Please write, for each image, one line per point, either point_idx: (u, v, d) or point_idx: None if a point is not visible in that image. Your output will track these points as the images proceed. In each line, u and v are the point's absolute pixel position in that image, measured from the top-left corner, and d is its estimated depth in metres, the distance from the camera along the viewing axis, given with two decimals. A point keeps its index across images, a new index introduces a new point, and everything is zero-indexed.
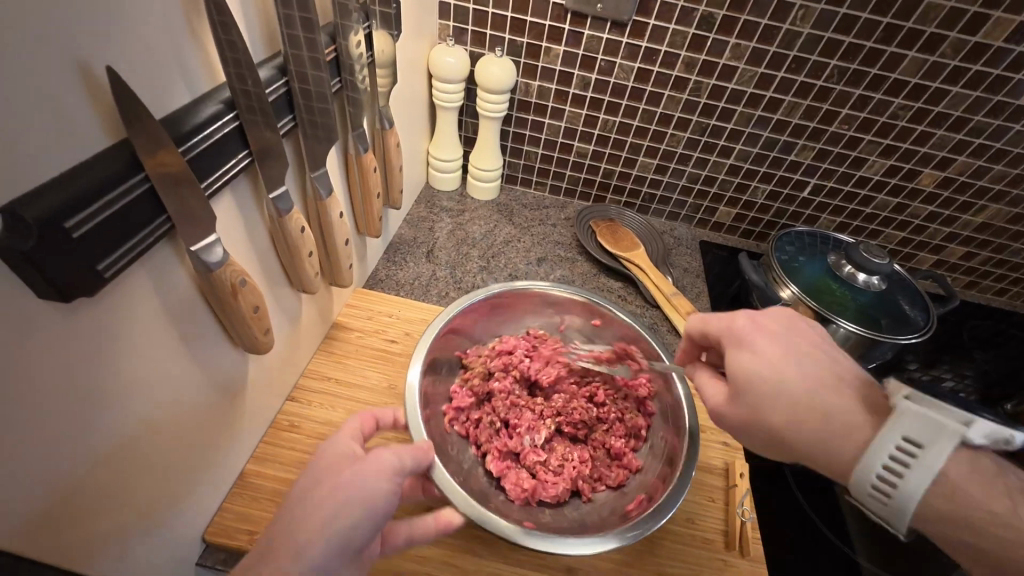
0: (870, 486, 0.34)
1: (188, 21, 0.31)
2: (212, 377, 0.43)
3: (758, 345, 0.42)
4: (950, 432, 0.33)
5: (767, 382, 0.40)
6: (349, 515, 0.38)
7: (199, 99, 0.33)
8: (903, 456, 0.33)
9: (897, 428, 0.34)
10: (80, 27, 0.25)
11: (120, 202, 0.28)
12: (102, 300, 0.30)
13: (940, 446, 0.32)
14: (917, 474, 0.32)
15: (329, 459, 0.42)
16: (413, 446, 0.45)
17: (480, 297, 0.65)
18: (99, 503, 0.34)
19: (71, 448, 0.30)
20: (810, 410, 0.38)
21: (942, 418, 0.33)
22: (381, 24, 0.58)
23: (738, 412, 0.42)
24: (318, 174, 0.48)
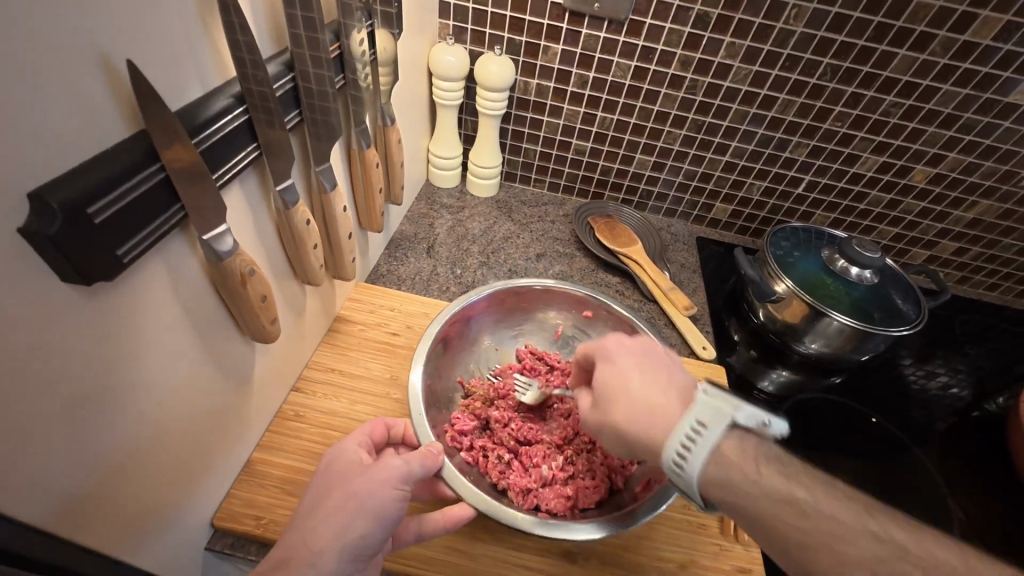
0: (671, 461, 0.38)
1: (201, 17, 0.32)
2: (221, 367, 0.44)
3: (616, 359, 0.46)
4: (723, 416, 0.37)
5: (619, 388, 0.43)
6: (363, 521, 0.41)
7: (210, 93, 0.34)
8: (693, 435, 0.37)
9: (694, 414, 0.38)
10: (101, 23, 0.26)
11: (138, 190, 0.29)
12: (120, 287, 0.31)
13: (718, 427, 0.37)
14: (699, 448, 0.37)
15: (342, 469, 0.44)
16: (420, 452, 0.47)
17: (480, 296, 0.67)
18: (116, 489, 0.35)
19: (90, 436, 0.32)
20: (646, 409, 0.41)
21: (722, 403, 0.38)
22: (382, 23, 0.59)
23: (596, 416, 0.45)
24: (323, 168, 0.49)
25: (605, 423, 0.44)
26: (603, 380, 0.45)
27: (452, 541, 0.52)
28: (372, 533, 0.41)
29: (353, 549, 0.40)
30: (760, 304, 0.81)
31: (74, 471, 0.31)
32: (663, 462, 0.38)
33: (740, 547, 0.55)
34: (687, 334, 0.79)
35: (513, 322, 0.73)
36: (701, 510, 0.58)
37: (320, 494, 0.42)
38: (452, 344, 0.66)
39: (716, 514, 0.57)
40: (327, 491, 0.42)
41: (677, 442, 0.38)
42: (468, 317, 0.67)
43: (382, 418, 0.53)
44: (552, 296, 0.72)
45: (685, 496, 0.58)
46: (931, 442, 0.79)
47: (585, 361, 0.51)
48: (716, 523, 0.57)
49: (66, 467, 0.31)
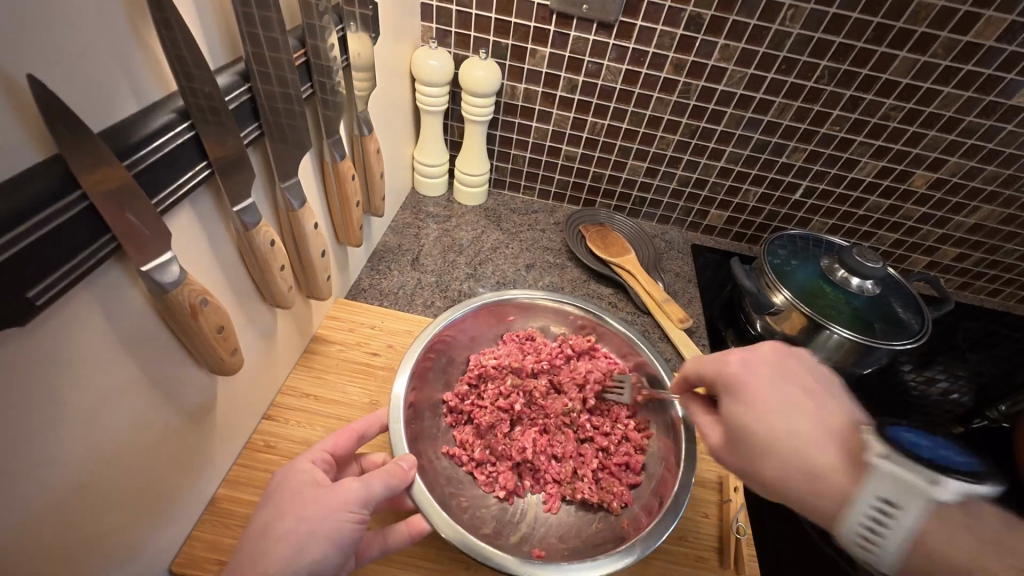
0: (856, 537, 0.33)
1: (133, 22, 0.29)
2: (176, 402, 0.40)
3: (744, 387, 0.40)
4: (916, 493, 0.31)
5: (792, 439, 0.36)
6: (317, 545, 0.38)
7: (148, 108, 0.31)
8: (880, 517, 0.32)
9: (872, 486, 0.32)
10: (4, 35, 0.22)
11: (53, 222, 0.26)
12: (38, 333, 0.27)
13: (912, 509, 0.31)
14: (893, 536, 0.31)
15: (294, 488, 0.41)
16: (387, 470, 0.44)
17: (470, 308, 0.63)
18: (43, 536, 0.31)
19: (6, 483, 0.28)
20: (805, 473, 0.35)
21: (913, 478, 0.31)
22: (359, 26, 0.55)
23: (736, 457, 0.40)
24: (289, 184, 0.46)
25: (751, 468, 0.38)
26: (741, 421, 0.39)
27: None
28: (326, 561, 0.38)
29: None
30: (758, 316, 0.78)
31: None
32: (843, 533, 0.33)
33: None
34: (682, 349, 0.76)
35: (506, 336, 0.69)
36: (699, 542, 0.54)
37: (272, 517, 0.39)
38: (443, 348, 0.63)
39: (715, 546, 0.54)
40: (278, 513, 0.39)
41: (857, 524, 0.33)
42: (459, 327, 0.64)
43: (354, 425, 0.50)
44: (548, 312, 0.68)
45: (681, 526, 0.55)
46: None
47: (695, 375, 0.46)
48: (715, 556, 0.54)
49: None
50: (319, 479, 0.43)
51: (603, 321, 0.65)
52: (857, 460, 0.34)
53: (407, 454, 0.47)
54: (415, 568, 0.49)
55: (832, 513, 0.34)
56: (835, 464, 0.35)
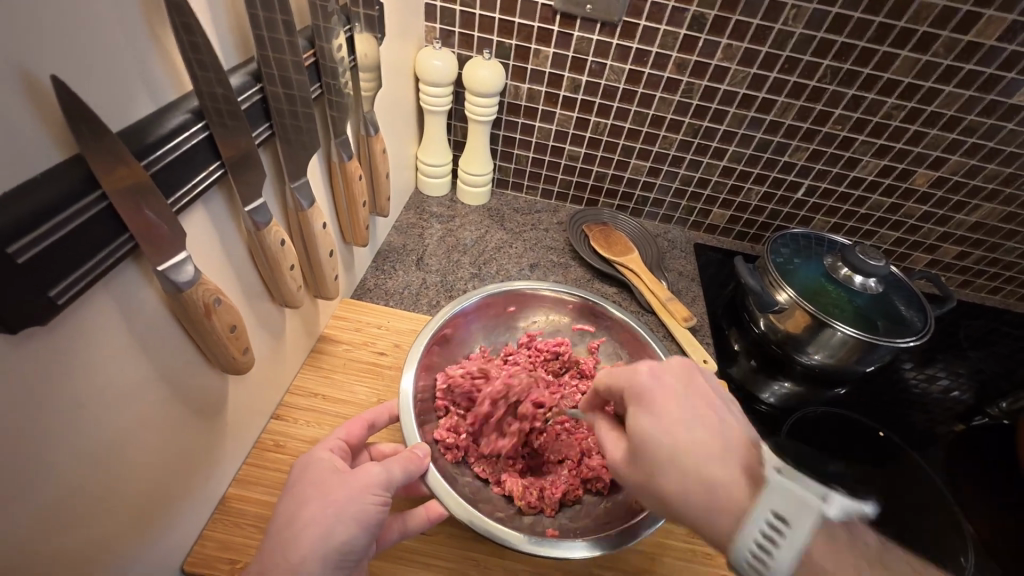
0: (748, 554, 0.33)
1: (150, 23, 0.29)
2: (188, 402, 0.40)
3: (648, 399, 0.41)
4: (807, 505, 0.33)
5: (665, 451, 0.38)
6: (345, 528, 0.39)
7: (164, 108, 0.31)
8: (773, 533, 0.33)
9: (768, 502, 0.33)
10: (26, 35, 0.22)
11: (74, 222, 0.26)
12: (58, 328, 0.27)
13: (800, 522, 0.32)
14: (785, 548, 0.32)
15: (316, 475, 0.42)
16: (404, 455, 0.45)
17: (475, 299, 0.63)
18: (51, 528, 0.31)
19: (23, 480, 0.28)
20: (700, 484, 0.37)
21: (806, 494, 0.33)
22: (364, 26, 0.55)
23: (636, 472, 0.40)
24: (299, 184, 0.46)
25: (648, 482, 0.39)
26: (645, 431, 0.40)
27: None
28: (354, 542, 0.40)
29: (335, 560, 0.39)
30: (762, 314, 0.78)
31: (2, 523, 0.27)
32: (737, 556, 0.34)
33: None
34: (686, 347, 0.76)
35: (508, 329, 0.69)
36: (706, 538, 0.55)
37: (296, 504, 0.40)
38: (447, 343, 0.62)
39: None
40: (302, 501, 0.40)
41: (753, 535, 0.33)
42: (463, 321, 0.63)
43: (363, 415, 0.51)
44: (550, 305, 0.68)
45: (689, 523, 0.56)
46: (938, 453, 0.77)
47: (607, 388, 0.46)
48: (722, 552, 0.54)
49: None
50: (338, 465, 0.43)
51: (607, 310, 0.65)
52: (755, 472, 0.36)
53: (421, 442, 0.48)
54: (426, 565, 0.49)
55: (725, 529, 0.35)
56: (734, 477, 0.36)
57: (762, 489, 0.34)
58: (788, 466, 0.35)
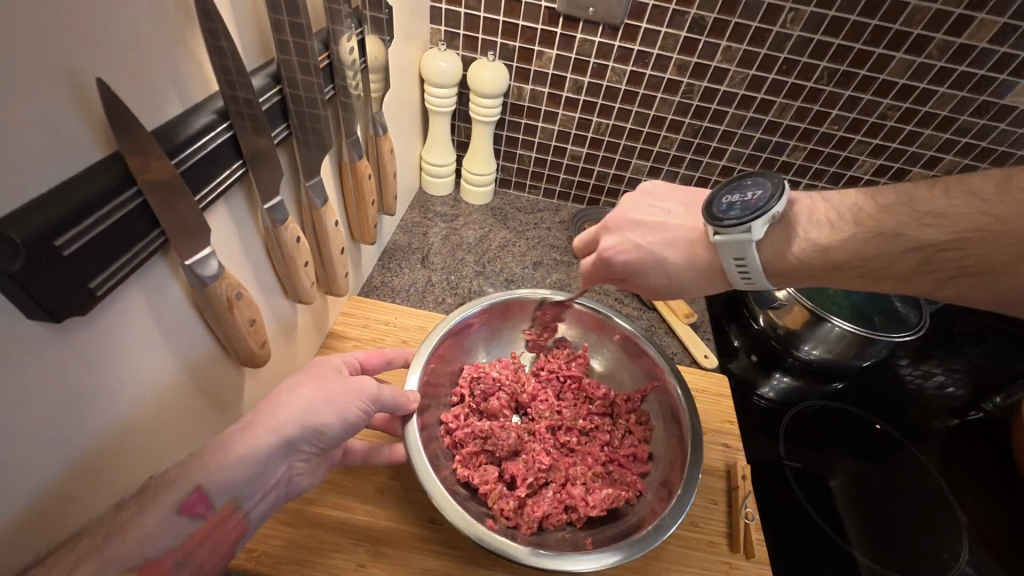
0: (742, 278, 0.46)
1: (180, 26, 0.30)
2: (208, 387, 0.41)
3: (664, 260, 0.49)
4: (744, 242, 0.44)
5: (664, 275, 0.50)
6: (327, 414, 0.41)
7: (192, 109, 0.32)
8: (743, 268, 0.45)
9: (731, 254, 0.45)
10: (70, 39, 0.24)
11: (111, 218, 0.27)
12: (95, 317, 0.29)
13: (750, 255, 0.44)
14: (756, 275, 0.45)
15: (314, 372, 0.44)
16: (397, 389, 0.48)
17: (477, 307, 0.63)
18: (84, 485, 0.31)
19: (62, 437, 0.29)
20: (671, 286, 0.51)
21: (744, 239, 0.44)
22: (372, 29, 0.57)
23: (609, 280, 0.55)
24: (313, 183, 0.47)
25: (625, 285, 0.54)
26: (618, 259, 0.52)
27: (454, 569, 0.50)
28: (331, 429, 0.42)
29: (311, 434, 0.40)
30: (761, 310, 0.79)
31: (43, 471, 0.28)
32: (734, 282, 0.47)
33: (751, 564, 0.54)
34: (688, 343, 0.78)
35: (515, 329, 0.70)
36: (709, 527, 0.56)
37: (290, 382, 0.43)
38: (455, 343, 0.63)
39: (724, 531, 0.56)
40: (299, 380, 0.43)
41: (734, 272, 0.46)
42: (472, 323, 0.64)
43: (383, 351, 0.56)
44: (563, 312, 0.68)
45: (692, 513, 0.57)
46: (933, 445, 0.78)
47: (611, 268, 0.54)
48: (725, 541, 0.55)
49: (23, 485, 0.27)
50: (338, 369, 0.46)
51: (613, 320, 0.65)
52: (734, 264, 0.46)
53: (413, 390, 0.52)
54: (436, 555, 0.50)
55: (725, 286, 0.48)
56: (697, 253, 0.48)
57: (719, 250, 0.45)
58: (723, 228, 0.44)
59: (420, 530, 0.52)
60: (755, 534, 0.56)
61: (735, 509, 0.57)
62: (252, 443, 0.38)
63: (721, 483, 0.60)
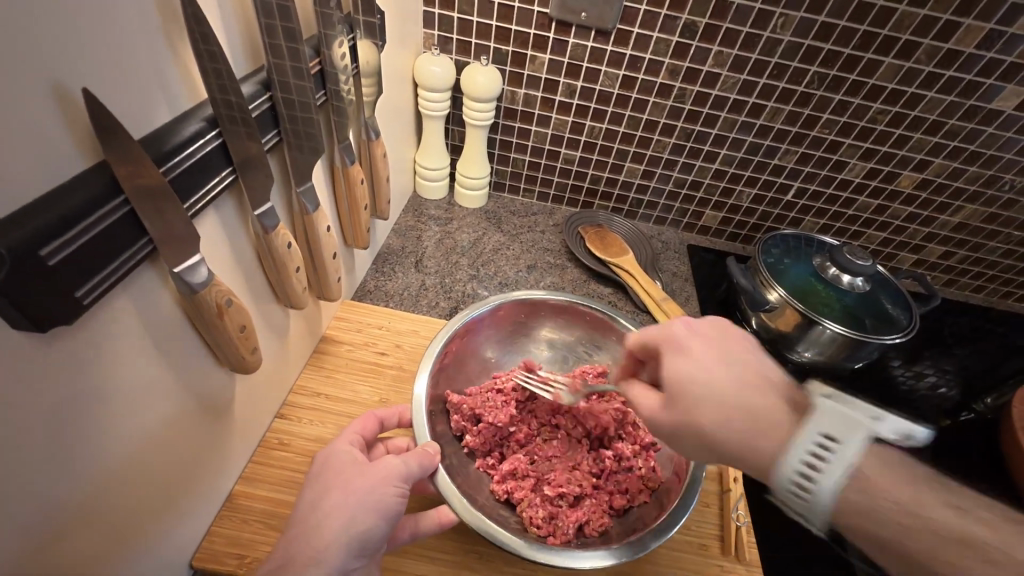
0: (791, 483, 0.34)
1: (168, 35, 0.30)
2: (202, 400, 0.42)
3: (712, 382, 0.39)
4: (859, 429, 0.34)
5: (698, 382, 0.40)
6: (367, 516, 0.41)
7: (180, 116, 0.32)
8: (820, 451, 0.33)
9: (819, 423, 0.34)
10: (56, 50, 0.24)
11: (98, 226, 0.27)
12: (84, 327, 0.29)
13: (850, 443, 0.33)
14: (834, 467, 0.33)
15: (341, 470, 0.43)
16: (418, 450, 0.46)
17: (483, 310, 0.64)
18: (81, 513, 0.32)
19: (59, 468, 0.29)
20: (739, 413, 0.38)
21: (851, 414, 0.34)
22: (365, 34, 0.57)
23: (670, 417, 0.41)
24: (304, 189, 0.47)
25: (687, 424, 0.40)
26: (679, 372, 0.41)
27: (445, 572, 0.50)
28: (374, 531, 0.41)
29: (358, 545, 0.40)
30: (753, 313, 0.81)
31: (41, 505, 0.29)
32: (779, 483, 0.35)
33: (742, 566, 0.54)
34: None
35: (514, 336, 0.70)
36: (702, 530, 0.56)
37: (320, 492, 0.42)
38: (456, 352, 0.63)
39: (716, 533, 0.56)
40: (326, 488, 0.42)
41: (800, 460, 0.34)
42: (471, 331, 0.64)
43: (375, 411, 0.52)
44: (558, 313, 0.69)
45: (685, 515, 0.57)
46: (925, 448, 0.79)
47: (641, 350, 0.48)
48: (717, 543, 0.56)
49: (15, 501, 0.27)
50: (357, 457, 0.45)
51: (615, 322, 0.66)
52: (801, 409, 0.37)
53: (430, 441, 0.49)
54: (429, 560, 0.50)
55: (772, 454, 0.36)
56: (771, 405, 0.37)
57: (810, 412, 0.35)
58: (837, 391, 0.35)
59: None
60: (747, 536, 0.56)
61: (726, 511, 0.58)
62: (297, 568, 0.37)
63: (713, 486, 0.60)
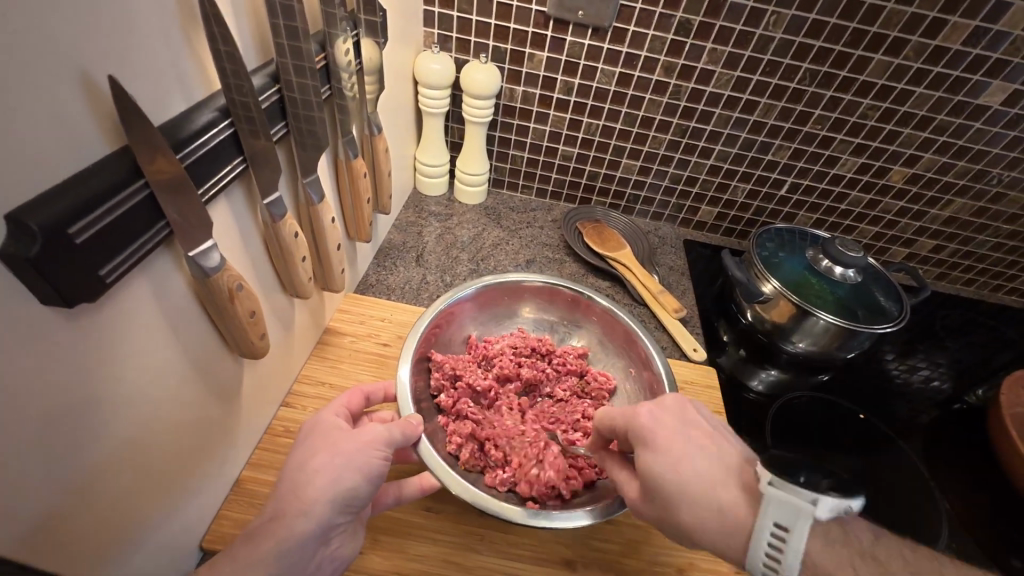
0: (761, 563, 0.36)
1: (184, 28, 0.32)
2: (211, 385, 0.43)
3: (683, 492, 0.40)
4: (804, 513, 0.35)
5: (670, 481, 0.41)
6: (351, 476, 0.42)
7: (195, 106, 0.34)
8: (776, 541, 0.35)
9: (769, 513, 0.36)
10: (82, 39, 0.25)
11: (121, 208, 0.29)
12: (104, 307, 0.30)
13: (800, 528, 0.35)
14: (789, 557, 0.35)
15: (324, 435, 0.45)
16: (403, 420, 0.47)
17: (467, 292, 0.65)
18: (96, 490, 0.33)
19: (76, 445, 0.31)
20: (709, 509, 0.39)
21: (798, 502, 0.35)
22: (367, 32, 0.58)
23: (650, 508, 0.43)
24: (310, 180, 0.49)
25: (665, 519, 0.42)
26: (651, 471, 0.42)
27: (449, 554, 0.51)
28: (360, 490, 0.42)
29: (342, 504, 0.42)
30: (748, 305, 0.82)
31: (59, 479, 0.30)
32: (752, 566, 0.36)
33: None
34: (677, 337, 0.79)
35: (498, 320, 0.71)
36: None
37: (306, 453, 0.43)
38: (441, 331, 0.64)
39: None
40: (311, 451, 0.43)
41: (760, 554, 0.36)
42: (457, 311, 0.65)
43: (361, 387, 0.54)
44: (543, 299, 0.71)
45: None
46: (917, 437, 0.81)
47: (609, 431, 0.48)
48: None
49: (37, 473, 0.29)
50: (342, 423, 0.46)
51: (595, 301, 0.67)
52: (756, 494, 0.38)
53: (414, 413, 0.50)
54: (433, 541, 0.52)
55: (742, 547, 0.38)
56: (737, 497, 0.39)
57: (761, 505, 0.36)
58: (778, 477, 0.36)
59: (417, 519, 0.53)
60: None
61: None
62: (287, 525, 0.39)
63: None
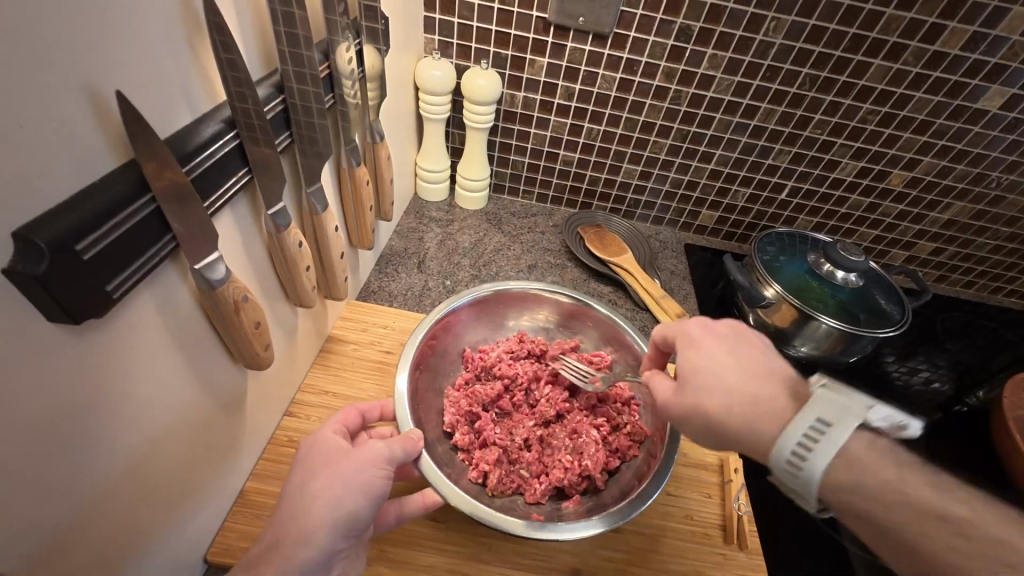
0: (785, 459, 0.35)
1: (190, 41, 0.32)
2: (217, 398, 0.43)
3: (719, 381, 0.41)
4: (853, 414, 0.35)
5: (708, 371, 0.42)
6: (352, 497, 0.42)
7: (200, 118, 0.34)
8: (813, 435, 0.35)
9: (812, 410, 0.36)
10: (89, 54, 0.25)
11: (128, 223, 0.28)
12: (111, 322, 0.30)
13: (845, 426, 0.34)
14: (824, 446, 0.34)
15: (322, 456, 0.44)
16: (402, 435, 0.47)
17: (462, 301, 0.65)
18: (103, 505, 0.33)
19: (83, 460, 0.30)
20: (744, 399, 0.39)
21: (850, 401, 0.35)
22: (369, 40, 0.58)
23: (681, 405, 0.43)
24: (313, 189, 0.48)
25: (699, 412, 0.41)
26: (694, 364, 0.43)
27: (455, 564, 0.51)
28: (361, 511, 0.42)
29: (344, 526, 0.41)
30: (751, 310, 0.82)
31: (67, 494, 0.30)
32: (776, 459, 0.36)
33: (744, 555, 0.55)
34: None
35: (492, 325, 0.71)
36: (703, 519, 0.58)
37: (306, 476, 0.43)
38: (437, 344, 0.64)
39: (718, 523, 0.58)
40: (312, 473, 0.43)
41: (791, 446, 0.35)
42: (451, 322, 0.65)
43: (357, 405, 0.53)
44: (537, 303, 0.71)
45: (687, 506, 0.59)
46: (920, 440, 0.81)
47: (665, 343, 0.50)
48: (719, 533, 0.57)
49: (45, 489, 0.28)
50: (342, 443, 0.46)
51: (595, 307, 0.67)
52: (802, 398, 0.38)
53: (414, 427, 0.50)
54: (438, 551, 0.51)
55: (772, 439, 0.37)
56: (779, 392, 0.39)
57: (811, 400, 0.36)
58: (833, 380, 0.37)
59: (422, 528, 0.53)
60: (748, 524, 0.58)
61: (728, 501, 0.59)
62: (286, 554, 0.39)
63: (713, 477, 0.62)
